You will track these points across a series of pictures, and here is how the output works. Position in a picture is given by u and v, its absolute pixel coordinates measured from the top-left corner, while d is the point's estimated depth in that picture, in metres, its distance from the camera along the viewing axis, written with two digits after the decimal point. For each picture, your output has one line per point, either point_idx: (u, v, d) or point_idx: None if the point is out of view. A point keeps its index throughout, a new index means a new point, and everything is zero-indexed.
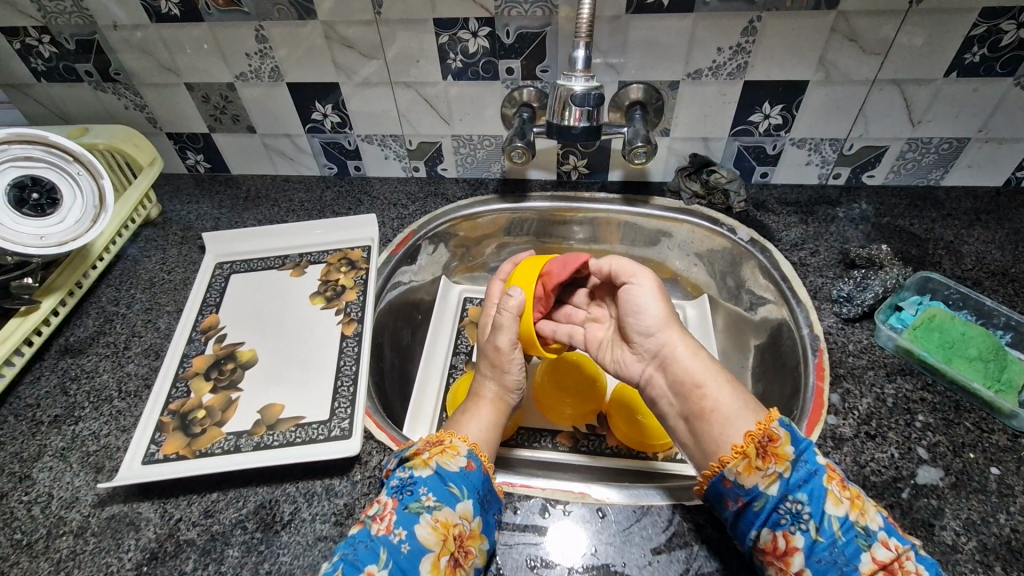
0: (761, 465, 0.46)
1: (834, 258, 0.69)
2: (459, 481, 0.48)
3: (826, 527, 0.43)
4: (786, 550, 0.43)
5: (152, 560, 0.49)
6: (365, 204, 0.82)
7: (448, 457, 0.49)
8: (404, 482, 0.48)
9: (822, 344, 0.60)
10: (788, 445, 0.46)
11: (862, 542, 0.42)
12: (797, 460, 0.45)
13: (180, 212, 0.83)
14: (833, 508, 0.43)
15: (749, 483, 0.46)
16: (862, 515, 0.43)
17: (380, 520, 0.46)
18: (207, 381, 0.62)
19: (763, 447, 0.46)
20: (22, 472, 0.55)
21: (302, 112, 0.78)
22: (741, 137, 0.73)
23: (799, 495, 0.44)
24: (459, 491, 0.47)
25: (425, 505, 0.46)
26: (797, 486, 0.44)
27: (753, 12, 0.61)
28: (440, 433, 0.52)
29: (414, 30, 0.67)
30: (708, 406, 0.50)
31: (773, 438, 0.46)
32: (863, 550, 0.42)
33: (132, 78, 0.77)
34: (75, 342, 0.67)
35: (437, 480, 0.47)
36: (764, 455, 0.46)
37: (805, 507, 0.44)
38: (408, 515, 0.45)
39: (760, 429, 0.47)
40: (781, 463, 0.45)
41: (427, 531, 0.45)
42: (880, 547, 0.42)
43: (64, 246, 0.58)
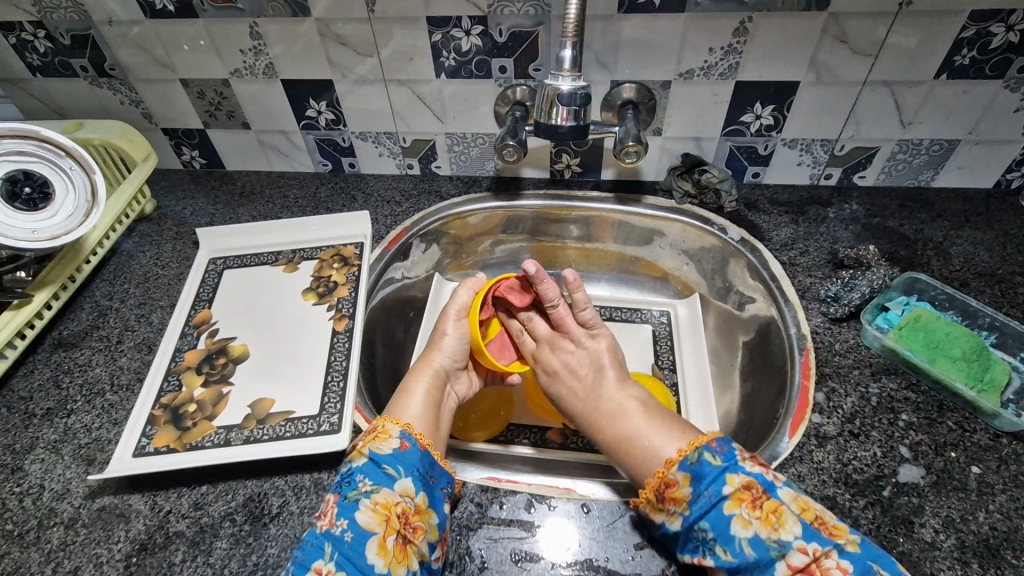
0: (663, 506, 0.48)
1: (823, 258, 0.69)
2: (392, 461, 0.49)
3: (736, 549, 0.44)
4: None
5: (141, 551, 0.49)
6: (359, 200, 0.82)
7: (379, 441, 0.50)
8: (342, 477, 0.49)
9: (809, 343, 0.61)
10: (686, 485, 0.48)
11: (775, 553, 0.43)
12: (699, 494, 0.47)
13: (175, 207, 0.84)
14: (740, 530, 0.44)
15: (657, 521, 0.47)
16: (774, 529, 0.44)
17: (323, 516, 0.47)
18: (199, 375, 0.62)
19: (662, 491, 0.48)
20: (14, 464, 0.56)
21: (297, 109, 0.79)
22: (733, 137, 0.74)
23: (704, 523, 0.45)
24: (394, 471, 0.49)
25: (362, 491, 0.47)
26: (698, 516, 0.46)
27: (744, 13, 0.62)
28: (374, 421, 0.53)
29: (408, 28, 0.67)
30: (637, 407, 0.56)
31: (671, 482, 0.48)
32: (777, 560, 0.43)
33: (127, 74, 0.78)
34: (68, 336, 0.67)
35: (373, 465, 0.49)
36: (663, 497, 0.48)
37: (711, 533, 0.45)
38: (348, 504, 0.46)
39: (659, 477, 0.49)
40: (680, 504, 0.47)
41: (368, 515, 0.46)
42: (795, 554, 0.42)
43: (55, 241, 0.58)
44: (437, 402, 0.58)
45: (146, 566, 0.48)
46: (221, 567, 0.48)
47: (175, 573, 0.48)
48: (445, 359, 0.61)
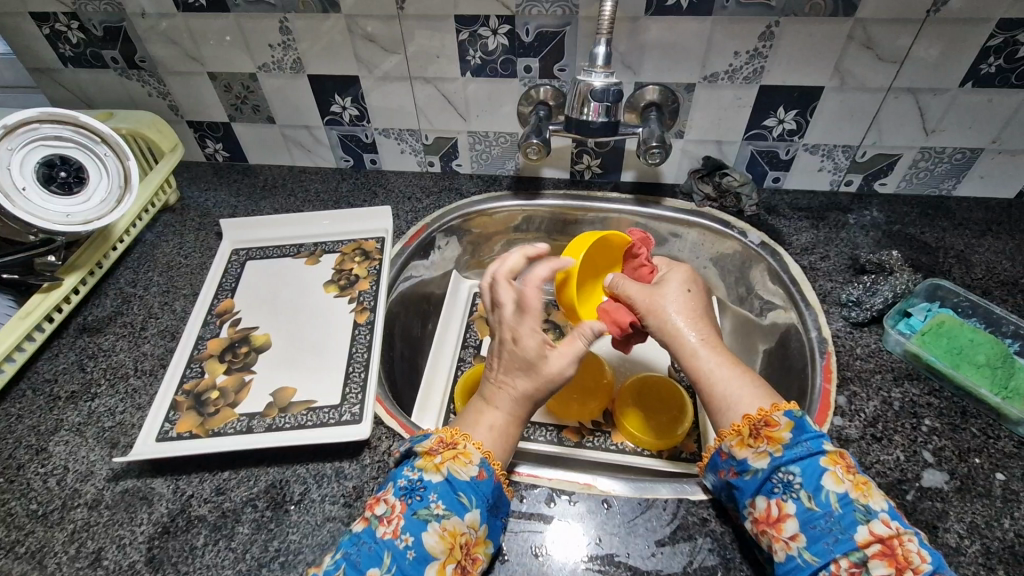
0: (754, 443, 0.47)
1: (844, 264, 0.69)
2: (469, 490, 0.46)
3: (822, 500, 0.43)
4: (779, 516, 0.44)
5: (164, 534, 0.50)
6: (380, 196, 0.83)
7: (459, 464, 0.47)
8: (411, 485, 0.46)
9: (830, 347, 0.61)
10: (785, 430, 0.46)
11: (860, 516, 0.42)
12: (796, 442, 0.45)
13: (198, 199, 0.85)
14: (830, 484, 0.43)
15: (740, 456, 0.47)
16: (864, 495, 0.43)
17: (387, 522, 0.44)
18: (222, 363, 0.63)
19: (758, 429, 0.47)
20: (39, 445, 0.57)
21: (322, 104, 0.80)
22: (755, 141, 0.74)
23: (793, 468, 0.45)
24: (468, 500, 0.45)
25: (434, 513, 0.44)
26: (791, 459, 0.45)
27: (771, 17, 0.62)
28: (449, 432, 0.50)
29: (435, 28, 0.68)
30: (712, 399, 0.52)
31: (773, 422, 0.47)
32: (860, 523, 0.41)
33: (157, 66, 0.79)
34: (93, 321, 0.68)
35: (448, 488, 0.46)
36: (757, 435, 0.47)
37: (798, 479, 0.44)
38: (416, 521, 0.44)
39: (760, 415, 0.48)
40: (774, 445, 0.46)
41: (435, 540, 0.43)
42: (880, 524, 0.41)
43: (89, 225, 0.59)
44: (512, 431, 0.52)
45: (169, 548, 0.49)
46: (243, 552, 0.48)
47: (198, 556, 0.48)
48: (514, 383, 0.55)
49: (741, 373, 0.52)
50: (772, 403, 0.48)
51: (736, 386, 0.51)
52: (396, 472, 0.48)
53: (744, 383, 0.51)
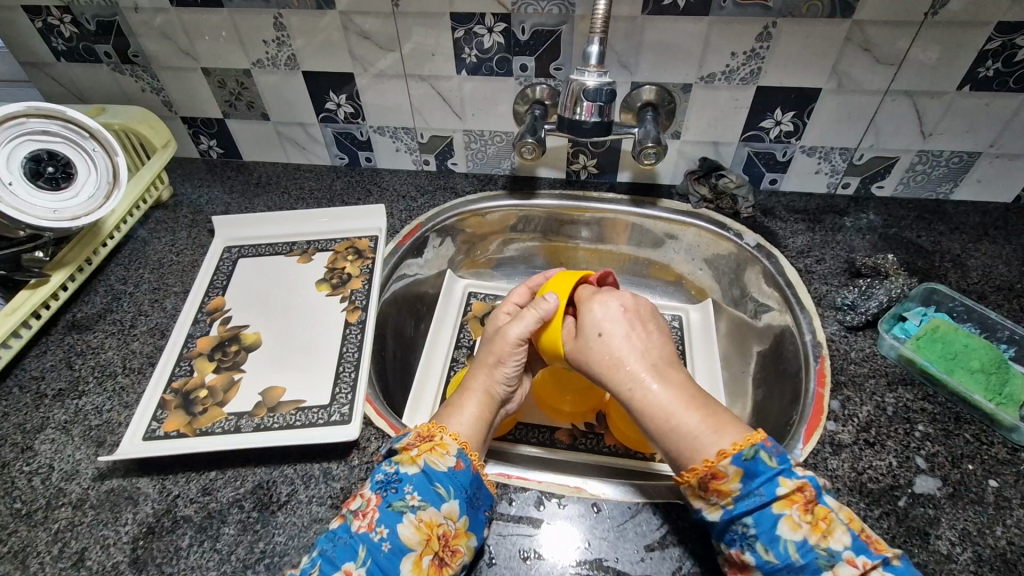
0: (705, 494, 0.45)
1: (840, 267, 0.69)
2: (445, 481, 0.47)
3: (781, 551, 0.41)
4: (743, 567, 0.43)
5: (148, 535, 0.49)
6: (374, 194, 0.82)
7: (436, 455, 0.48)
8: (387, 479, 0.47)
9: (824, 350, 0.60)
10: (734, 480, 0.44)
11: (822, 562, 0.40)
12: (747, 492, 0.43)
13: (191, 195, 0.84)
14: (787, 532, 0.42)
15: (698, 507, 0.45)
16: (824, 537, 0.41)
17: (362, 517, 0.45)
18: (211, 362, 0.62)
19: (706, 481, 0.44)
20: (24, 443, 0.56)
21: (317, 102, 0.79)
22: (752, 143, 0.74)
23: (747, 519, 0.43)
24: (444, 490, 0.46)
25: (409, 504, 0.45)
26: (743, 511, 0.43)
27: (769, 18, 0.62)
28: (423, 428, 0.51)
29: (430, 25, 0.68)
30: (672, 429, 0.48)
31: (719, 474, 0.44)
32: (823, 570, 0.40)
33: (151, 61, 0.78)
34: (82, 318, 0.67)
35: (423, 479, 0.46)
36: (705, 488, 0.44)
37: (753, 530, 0.42)
38: (390, 513, 0.45)
39: (706, 466, 0.44)
40: (725, 497, 0.44)
41: (409, 531, 0.44)
42: (845, 566, 0.40)
43: (77, 221, 0.58)
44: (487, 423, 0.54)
45: (154, 549, 0.48)
46: (228, 553, 0.48)
47: (182, 557, 0.48)
48: (496, 380, 0.56)
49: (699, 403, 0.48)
50: (719, 450, 0.45)
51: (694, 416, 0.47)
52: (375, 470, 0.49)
53: (699, 415, 0.47)
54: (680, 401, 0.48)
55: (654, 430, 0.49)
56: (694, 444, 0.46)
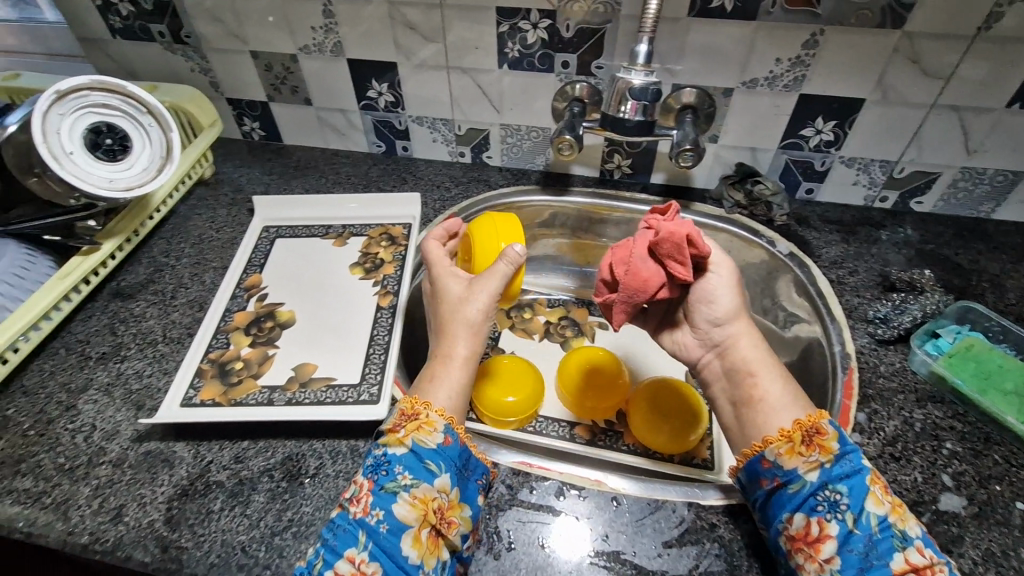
0: (804, 452, 0.47)
1: (873, 280, 0.68)
2: (435, 457, 0.47)
3: (863, 521, 0.43)
4: (818, 536, 0.44)
5: (182, 496, 0.51)
6: (409, 183, 0.84)
7: (423, 433, 0.48)
8: (378, 462, 0.47)
9: (853, 363, 0.60)
10: (834, 441, 0.47)
11: (896, 543, 0.42)
12: (843, 458, 0.46)
13: (232, 174, 0.86)
14: (872, 504, 0.44)
15: (789, 466, 0.47)
16: (901, 520, 0.43)
17: (357, 502, 0.45)
18: (247, 336, 0.64)
19: (810, 437, 0.47)
20: (69, 402, 0.59)
21: (359, 89, 0.81)
22: (790, 151, 0.73)
23: (841, 487, 0.45)
24: (435, 467, 0.46)
25: (402, 484, 0.45)
26: (838, 476, 0.45)
27: (816, 25, 0.61)
28: (407, 405, 0.50)
29: (475, 19, 0.69)
30: (757, 395, 0.53)
31: (822, 431, 0.47)
32: (895, 550, 0.42)
33: (202, 43, 0.81)
34: (126, 287, 0.70)
35: (413, 458, 0.46)
36: (808, 443, 0.47)
37: (844, 498, 0.44)
38: (385, 495, 0.45)
39: (810, 422, 0.48)
40: (825, 454, 0.46)
41: (405, 509, 0.44)
42: (915, 552, 0.42)
43: (131, 192, 0.60)
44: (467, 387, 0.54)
45: (187, 510, 0.51)
46: (257, 519, 0.50)
47: (214, 520, 0.50)
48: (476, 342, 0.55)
49: (786, 380, 0.54)
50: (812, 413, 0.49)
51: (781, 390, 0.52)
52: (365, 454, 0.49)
53: (784, 386, 0.53)
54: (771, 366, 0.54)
55: (740, 393, 0.54)
56: (771, 417, 0.51)
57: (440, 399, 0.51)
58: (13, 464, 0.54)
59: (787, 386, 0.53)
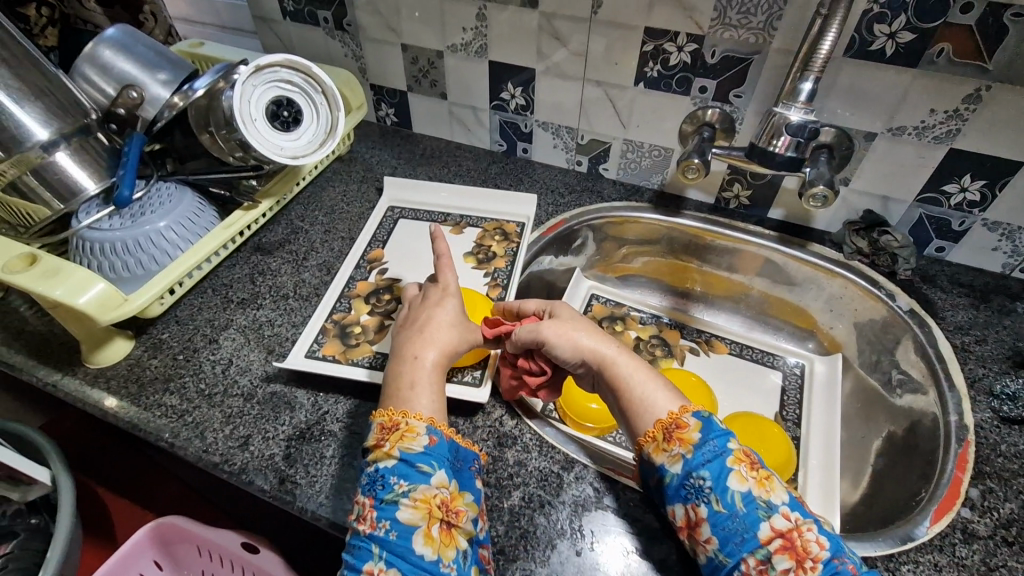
0: (667, 446, 0.46)
1: (1004, 353, 0.64)
2: (426, 458, 0.46)
3: (728, 500, 0.42)
4: (695, 521, 0.43)
5: (300, 438, 0.57)
6: (525, 184, 0.87)
7: (407, 441, 0.47)
8: (371, 476, 0.46)
9: (970, 436, 0.57)
10: (695, 430, 0.46)
11: (761, 513, 0.42)
12: (705, 443, 0.45)
13: (365, 154, 0.94)
14: (736, 483, 0.43)
15: (657, 462, 0.46)
16: (766, 490, 0.43)
17: (363, 520, 0.45)
18: (367, 304, 0.70)
19: (671, 431, 0.46)
20: (212, 336, 0.67)
21: (493, 90, 0.85)
22: (927, 205, 0.70)
23: (704, 471, 0.44)
24: (428, 467, 0.46)
25: (399, 492, 0.45)
26: (700, 462, 0.44)
27: (984, 80, 0.59)
28: (386, 418, 0.49)
29: (622, 36, 0.71)
30: (636, 403, 0.50)
31: (682, 424, 0.46)
32: (761, 520, 0.41)
33: (359, 31, 0.88)
34: (266, 243, 0.78)
35: (404, 466, 0.46)
36: (669, 437, 0.46)
37: (708, 482, 0.43)
38: (386, 507, 0.44)
39: (670, 418, 0.47)
40: (685, 446, 0.45)
41: (409, 513, 0.44)
42: (780, 518, 0.41)
43: (296, 160, 0.66)
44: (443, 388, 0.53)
45: (304, 450, 0.56)
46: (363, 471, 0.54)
47: (325, 464, 0.55)
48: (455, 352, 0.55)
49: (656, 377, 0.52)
50: (681, 406, 0.48)
51: (650, 386, 0.50)
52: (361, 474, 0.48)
53: (657, 385, 0.51)
54: (639, 370, 0.52)
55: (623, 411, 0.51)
56: (646, 414, 0.49)
57: (421, 403, 0.50)
58: (164, 382, 0.62)
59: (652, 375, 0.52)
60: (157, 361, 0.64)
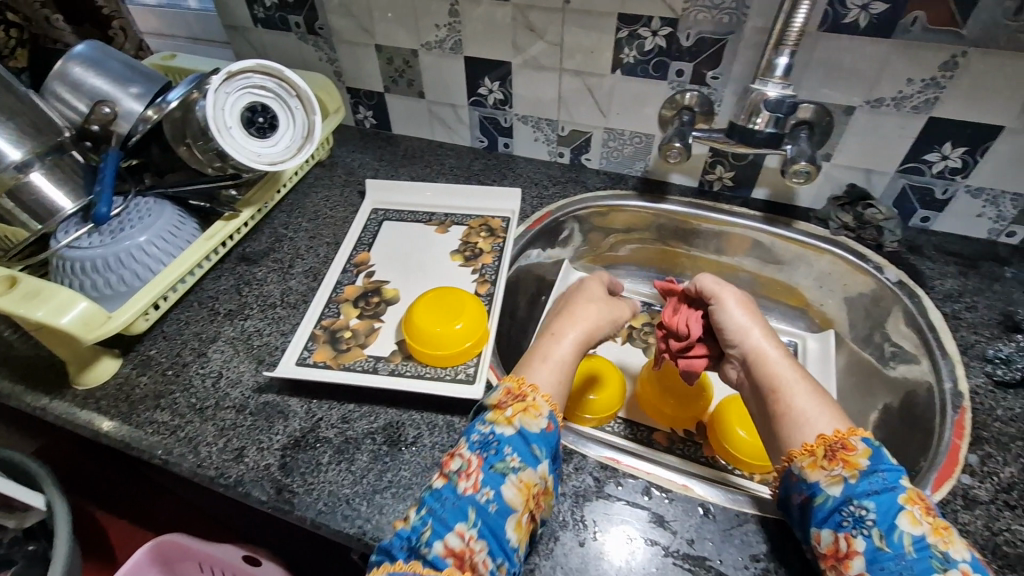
0: (827, 466, 0.46)
1: (994, 318, 0.64)
2: (539, 443, 0.49)
3: (894, 539, 0.41)
4: (847, 552, 0.43)
5: (295, 446, 0.56)
6: (509, 179, 0.87)
7: (530, 416, 0.50)
8: (486, 440, 0.49)
9: (966, 403, 0.57)
10: (863, 456, 0.45)
11: (935, 563, 0.40)
12: (873, 474, 0.45)
13: (346, 158, 0.93)
14: (906, 524, 0.42)
15: (811, 480, 0.47)
16: (943, 541, 0.41)
17: (466, 477, 0.47)
18: (355, 308, 0.69)
19: (834, 451, 0.47)
20: (201, 350, 0.66)
21: (471, 86, 0.85)
22: (910, 175, 0.70)
23: (867, 503, 0.44)
24: (541, 451, 0.49)
25: (510, 466, 0.47)
26: (866, 493, 0.44)
27: (959, 46, 0.59)
28: (511, 385, 0.53)
29: (597, 23, 0.70)
30: (783, 409, 0.51)
31: (849, 446, 0.46)
32: (934, 571, 0.40)
33: (333, 35, 0.87)
34: (251, 253, 0.77)
35: (521, 440, 0.49)
36: (831, 457, 0.46)
37: (872, 515, 0.43)
38: (494, 475, 0.47)
39: (836, 437, 0.47)
40: (849, 470, 0.45)
41: (513, 492, 0.46)
42: (957, 574, 0.40)
43: (274, 167, 0.64)
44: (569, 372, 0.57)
45: (299, 458, 0.55)
46: (361, 476, 0.54)
47: (322, 471, 0.54)
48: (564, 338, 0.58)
49: (817, 393, 0.52)
50: (839, 426, 0.48)
51: (810, 400, 0.51)
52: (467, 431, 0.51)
53: (817, 399, 0.51)
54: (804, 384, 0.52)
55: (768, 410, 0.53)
56: (802, 428, 0.49)
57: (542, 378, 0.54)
58: (155, 398, 0.61)
59: (812, 392, 0.52)
60: (146, 378, 0.64)
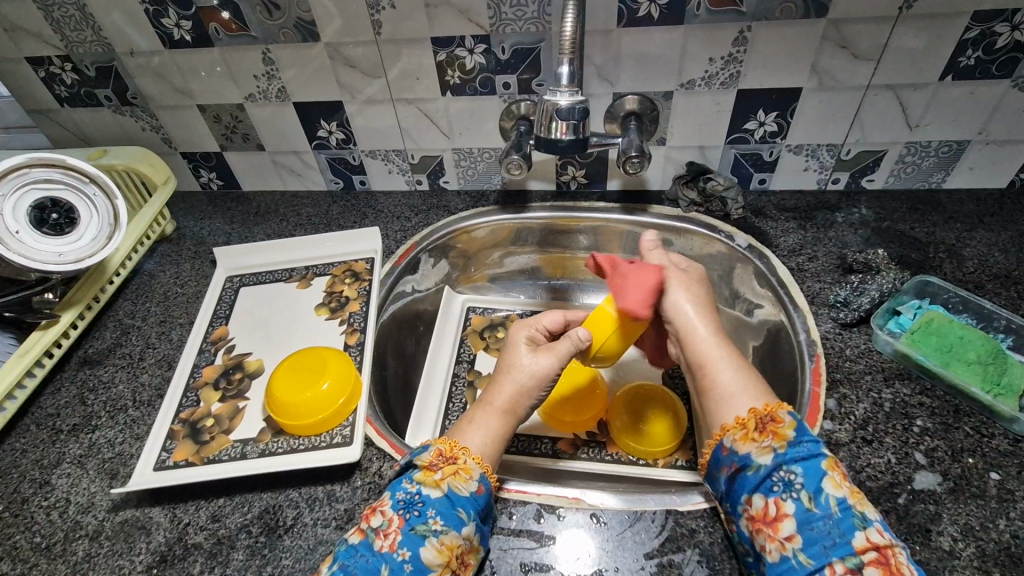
0: (758, 438, 0.47)
1: (833, 263, 0.69)
2: (467, 505, 0.47)
3: (821, 500, 0.43)
4: (776, 516, 0.44)
5: (161, 563, 0.51)
6: (370, 217, 0.84)
7: (459, 479, 0.48)
8: (411, 499, 0.47)
9: (819, 349, 0.60)
10: (791, 428, 0.47)
11: (858, 522, 0.42)
12: (799, 442, 0.46)
13: (193, 227, 0.86)
14: (830, 486, 0.44)
15: (743, 451, 0.48)
16: (860, 502, 0.44)
17: (384, 536, 0.45)
18: (217, 390, 0.64)
19: (764, 423, 0.48)
20: (41, 479, 0.58)
21: (309, 130, 0.81)
22: (738, 145, 0.74)
23: (795, 468, 0.45)
24: (467, 515, 0.46)
25: (432, 528, 0.45)
26: (793, 458, 0.45)
27: (743, 23, 0.62)
28: (439, 445, 0.51)
29: (413, 49, 0.69)
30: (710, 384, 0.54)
31: (778, 418, 0.48)
32: (858, 528, 0.42)
33: (148, 101, 0.81)
34: (93, 354, 0.70)
35: (447, 504, 0.47)
36: (762, 429, 0.48)
37: (800, 478, 0.44)
38: (413, 536, 0.45)
39: (765, 411, 0.49)
40: (778, 440, 0.46)
41: (432, 554, 0.44)
42: (875, 532, 0.42)
43: (81, 263, 0.60)
44: (502, 439, 0.54)
45: None
46: None
47: None
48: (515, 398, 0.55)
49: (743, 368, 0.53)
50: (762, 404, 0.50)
51: (736, 375, 0.53)
52: (394, 486, 0.49)
53: (742, 375, 0.53)
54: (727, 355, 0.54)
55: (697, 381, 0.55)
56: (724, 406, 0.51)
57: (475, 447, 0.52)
58: None
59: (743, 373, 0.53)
60: None
